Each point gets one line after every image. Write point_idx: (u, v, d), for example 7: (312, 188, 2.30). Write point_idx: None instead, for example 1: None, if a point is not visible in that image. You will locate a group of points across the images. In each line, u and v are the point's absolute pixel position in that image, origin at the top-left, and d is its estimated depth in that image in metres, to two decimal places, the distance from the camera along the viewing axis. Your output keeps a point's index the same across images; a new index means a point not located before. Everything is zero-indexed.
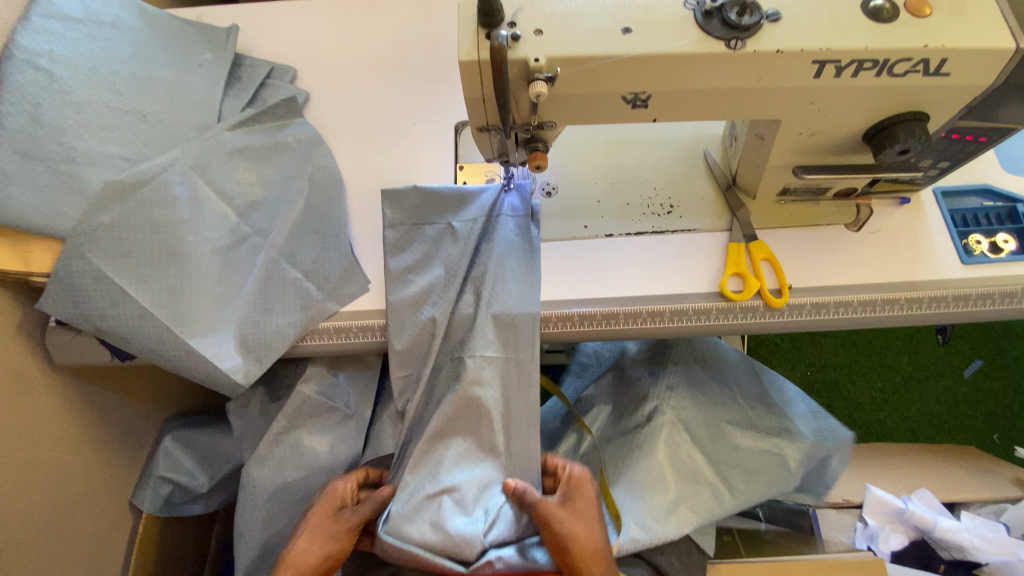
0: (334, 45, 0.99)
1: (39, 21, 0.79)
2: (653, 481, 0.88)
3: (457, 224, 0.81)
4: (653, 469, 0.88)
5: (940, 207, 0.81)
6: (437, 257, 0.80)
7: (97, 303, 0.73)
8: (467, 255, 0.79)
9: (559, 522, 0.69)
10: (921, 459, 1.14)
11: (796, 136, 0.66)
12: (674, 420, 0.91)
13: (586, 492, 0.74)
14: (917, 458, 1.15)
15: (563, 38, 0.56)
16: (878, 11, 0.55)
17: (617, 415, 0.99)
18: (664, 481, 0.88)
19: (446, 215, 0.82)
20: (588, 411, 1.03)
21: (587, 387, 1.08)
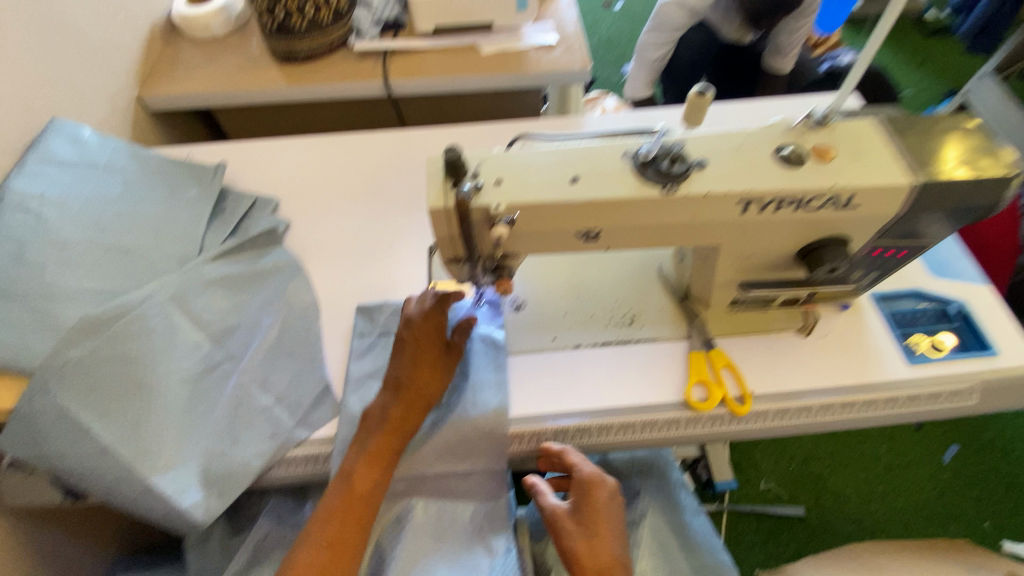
0: (316, 177, 1.07)
1: (35, 167, 0.84)
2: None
3: None
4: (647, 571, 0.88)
5: (879, 310, 0.88)
6: None
7: (57, 442, 0.71)
8: None
9: (564, 538, 0.76)
10: (913, 558, 1.11)
11: (736, 258, 0.74)
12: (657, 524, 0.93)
13: (596, 499, 0.77)
14: (909, 558, 1.12)
15: (519, 187, 0.63)
16: (790, 157, 0.63)
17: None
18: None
19: None
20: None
21: None
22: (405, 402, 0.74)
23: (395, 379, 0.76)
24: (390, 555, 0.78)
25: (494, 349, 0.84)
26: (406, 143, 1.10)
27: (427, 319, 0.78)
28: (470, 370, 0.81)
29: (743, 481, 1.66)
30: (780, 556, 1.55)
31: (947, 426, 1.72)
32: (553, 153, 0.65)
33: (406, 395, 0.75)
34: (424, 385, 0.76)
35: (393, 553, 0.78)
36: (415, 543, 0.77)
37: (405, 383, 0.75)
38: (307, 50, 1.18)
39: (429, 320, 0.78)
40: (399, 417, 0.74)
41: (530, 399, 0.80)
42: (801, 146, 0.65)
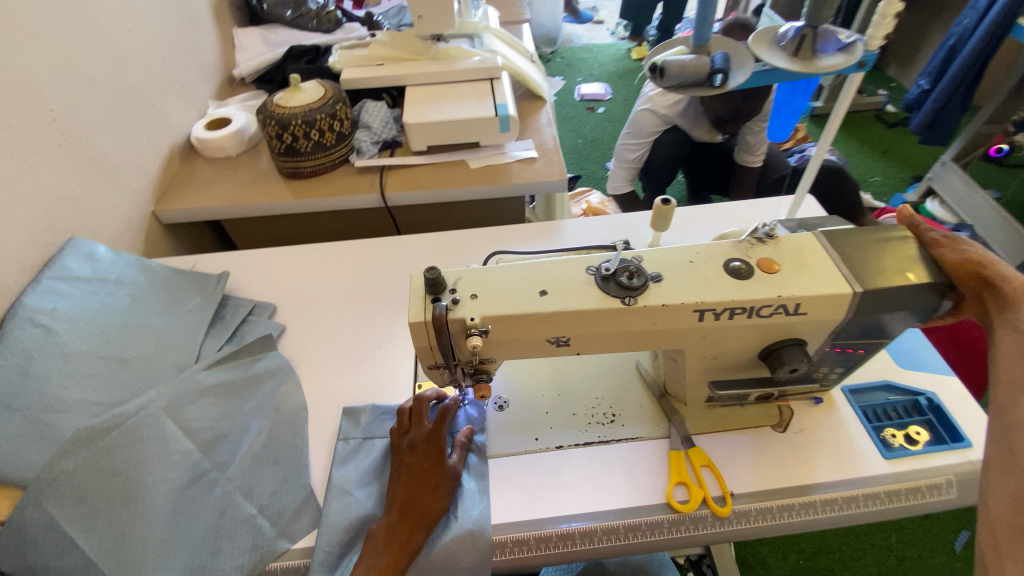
0: (312, 282, 1.14)
1: (50, 283, 0.91)
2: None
3: None
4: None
5: (851, 404, 0.90)
6: (383, 470, 0.85)
7: (41, 557, 0.70)
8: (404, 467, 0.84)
9: None
10: None
11: (703, 359, 0.78)
12: None
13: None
14: None
15: (493, 301, 0.69)
16: (738, 270, 0.70)
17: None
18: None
19: None
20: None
21: None
22: (411, 517, 0.75)
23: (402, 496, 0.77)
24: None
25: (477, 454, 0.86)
26: (397, 249, 1.18)
27: (428, 435, 0.82)
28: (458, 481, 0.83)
29: None
30: None
31: (957, 514, 1.66)
32: (524, 270, 0.72)
33: (411, 509, 0.76)
34: (423, 501, 0.77)
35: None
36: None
37: (413, 502, 0.77)
38: (311, 167, 1.31)
39: (425, 437, 0.82)
40: (402, 532, 0.74)
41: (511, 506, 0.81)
42: (748, 260, 0.72)
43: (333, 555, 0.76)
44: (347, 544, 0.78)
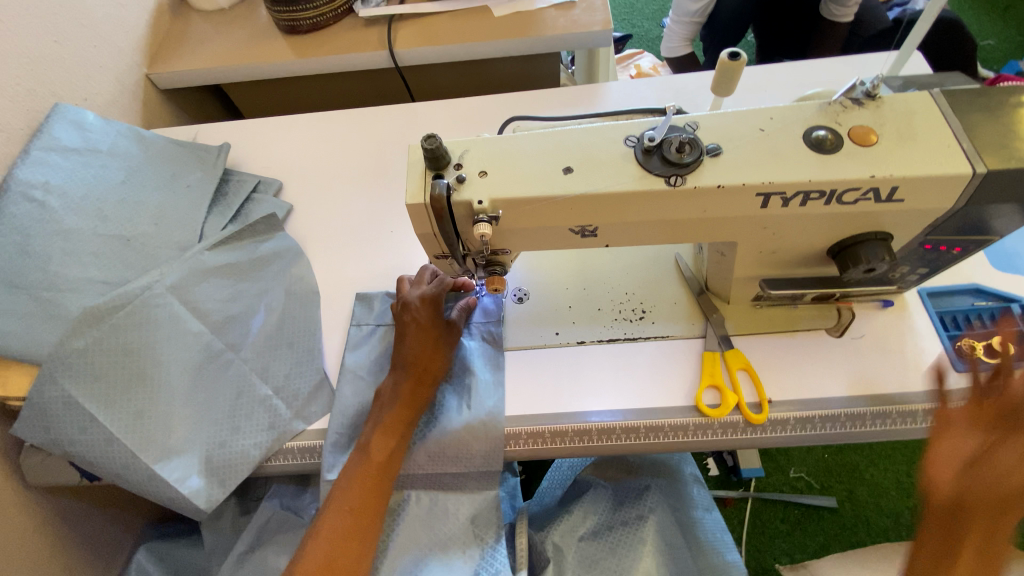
0: (319, 157, 1.04)
1: (39, 153, 0.85)
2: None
3: None
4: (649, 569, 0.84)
5: (927, 310, 0.77)
6: None
7: (66, 430, 0.73)
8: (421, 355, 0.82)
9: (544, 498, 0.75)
10: None
11: (758, 254, 0.65)
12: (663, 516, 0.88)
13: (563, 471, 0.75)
14: None
15: (506, 179, 0.57)
16: (822, 141, 0.54)
17: (618, 502, 0.92)
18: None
19: None
20: (583, 494, 0.95)
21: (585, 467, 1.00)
22: (422, 378, 0.75)
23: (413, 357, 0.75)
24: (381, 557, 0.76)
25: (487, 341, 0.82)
26: (410, 119, 1.04)
27: (431, 299, 0.77)
28: (473, 369, 0.79)
29: (771, 470, 1.59)
30: (808, 547, 1.49)
31: None
32: (547, 140, 0.59)
33: (422, 370, 0.75)
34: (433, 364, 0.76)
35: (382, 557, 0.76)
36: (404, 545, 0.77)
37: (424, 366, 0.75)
38: (310, 19, 1.12)
39: (432, 303, 0.77)
40: (415, 392, 0.74)
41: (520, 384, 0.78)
42: (837, 128, 0.55)
43: (344, 436, 0.77)
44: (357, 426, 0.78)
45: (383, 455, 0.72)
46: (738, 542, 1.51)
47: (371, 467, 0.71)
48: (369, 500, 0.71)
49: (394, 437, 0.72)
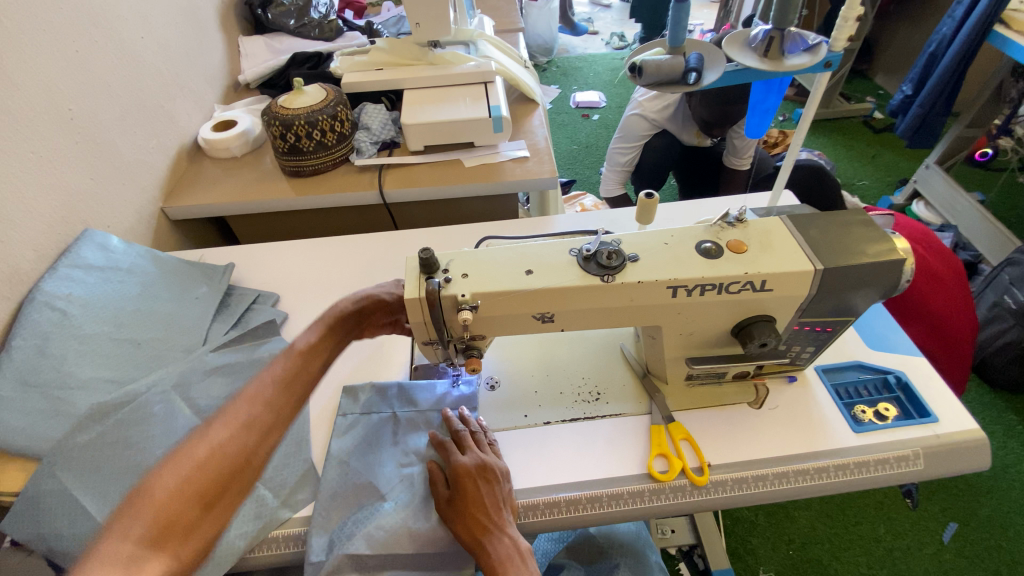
0: (313, 273, 1.20)
1: (65, 270, 0.97)
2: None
3: (401, 412, 0.93)
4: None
5: (824, 382, 0.95)
6: (378, 444, 0.89)
7: (52, 524, 0.74)
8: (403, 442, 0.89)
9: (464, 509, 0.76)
10: None
11: (680, 337, 0.83)
12: None
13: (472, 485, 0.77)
14: None
15: (482, 279, 0.74)
16: (709, 250, 0.76)
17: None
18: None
19: (392, 404, 0.94)
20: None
21: (560, 552, 1.05)
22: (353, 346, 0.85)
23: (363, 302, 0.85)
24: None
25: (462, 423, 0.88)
26: (396, 241, 1.23)
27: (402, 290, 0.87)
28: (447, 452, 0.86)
29: (741, 570, 1.61)
30: None
31: (942, 503, 1.70)
32: (512, 251, 0.78)
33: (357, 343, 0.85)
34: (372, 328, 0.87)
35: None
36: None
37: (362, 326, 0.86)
38: (313, 166, 1.37)
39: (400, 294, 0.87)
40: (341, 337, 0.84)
41: (477, 462, 0.80)
42: (718, 241, 0.77)
43: (331, 519, 0.82)
44: (339, 510, 0.82)
45: (311, 348, 0.79)
46: None
47: (276, 383, 0.76)
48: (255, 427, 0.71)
49: (307, 358, 0.79)
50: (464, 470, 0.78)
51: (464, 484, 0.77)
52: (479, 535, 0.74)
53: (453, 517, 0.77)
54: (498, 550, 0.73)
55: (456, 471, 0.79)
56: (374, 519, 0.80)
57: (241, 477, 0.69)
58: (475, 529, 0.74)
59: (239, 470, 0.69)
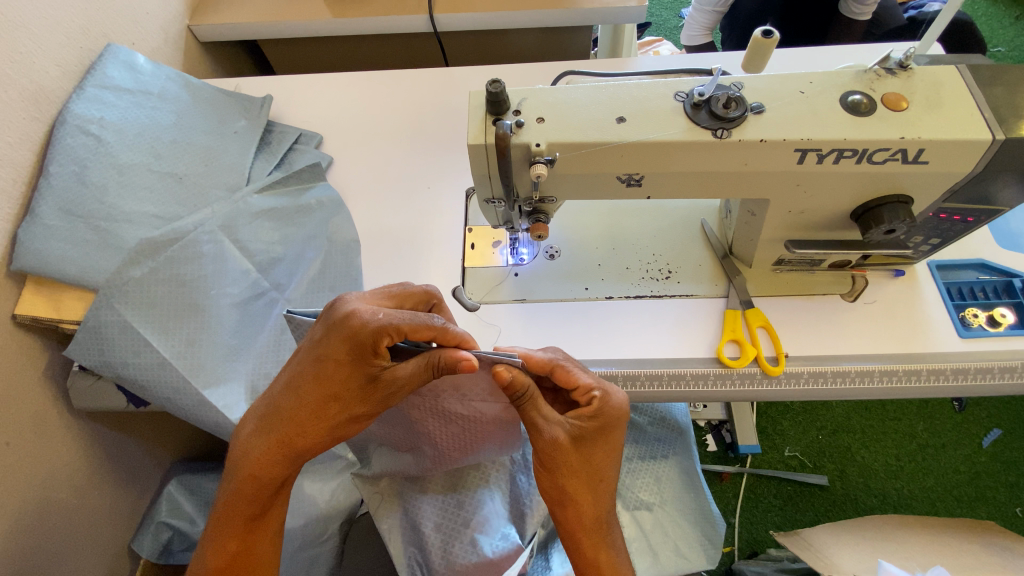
0: (358, 113, 1.07)
1: (93, 90, 0.88)
2: (679, 522, 0.93)
3: None
4: (674, 496, 0.95)
5: (936, 281, 0.83)
6: None
7: (120, 352, 0.77)
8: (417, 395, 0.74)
9: (568, 480, 0.66)
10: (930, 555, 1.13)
11: (786, 214, 0.70)
12: (688, 461, 0.97)
13: (574, 458, 0.65)
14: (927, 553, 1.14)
15: (563, 126, 0.61)
16: (857, 105, 0.59)
17: (655, 439, 0.99)
18: (682, 523, 0.93)
19: None
20: None
21: None
22: (321, 413, 0.65)
23: (355, 316, 0.61)
24: (423, 518, 0.84)
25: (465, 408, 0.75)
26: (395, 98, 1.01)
27: (357, 344, 0.60)
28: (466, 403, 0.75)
29: (767, 448, 1.64)
30: (798, 521, 1.55)
31: (993, 409, 1.65)
32: (601, 92, 0.63)
33: (322, 406, 0.65)
34: (345, 397, 0.64)
35: (426, 518, 0.84)
36: (442, 498, 0.86)
37: (354, 354, 0.61)
38: None
39: (350, 344, 0.61)
40: (329, 407, 0.65)
41: (591, 429, 0.65)
42: (871, 94, 0.60)
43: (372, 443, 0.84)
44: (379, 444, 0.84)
45: (290, 439, 0.66)
46: (731, 513, 1.58)
47: (271, 442, 0.66)
48: (243, 541, 0.69)
49: (276, 441, 0.66)
50: (596, 445, 0.66)
51: (564, 460, 0.65)
52: (605, 540, 0.69)
53: (588, 506, 0.68)
54: (621, 567, 0.70)
55: (591, 438, 0.65)
56: (394, 463, 0.85)
57: (252, 540, 0.70)
58: (606, 532, 0.69)
59: (264, 504, 0.69)
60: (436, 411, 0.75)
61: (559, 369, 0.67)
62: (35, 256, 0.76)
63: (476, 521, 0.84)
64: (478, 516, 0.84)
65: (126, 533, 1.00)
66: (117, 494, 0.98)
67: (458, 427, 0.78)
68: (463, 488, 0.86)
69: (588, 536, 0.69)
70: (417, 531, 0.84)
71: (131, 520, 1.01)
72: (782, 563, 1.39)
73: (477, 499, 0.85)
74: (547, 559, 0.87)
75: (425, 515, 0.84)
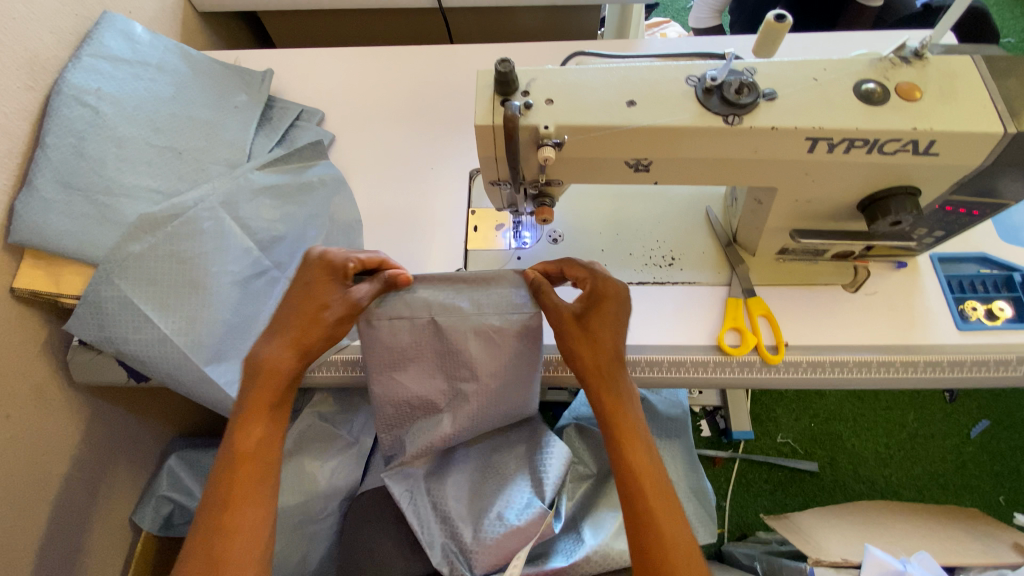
0: (360, 90, 1.05)
1: (89, 60, 0.85)
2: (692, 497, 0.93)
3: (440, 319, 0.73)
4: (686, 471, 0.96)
5: (937, 273, 0.83)
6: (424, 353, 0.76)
7: (121, 328, 0.77)
8: (448, 347, 0.75)
9: (578, 349, 0.70)
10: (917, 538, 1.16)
11: (793, 203, 0.70)
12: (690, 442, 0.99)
13: (590, 329, 0.70)
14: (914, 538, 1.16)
15: (572, 107, 0.60)
16: (870, 94, 0.58)
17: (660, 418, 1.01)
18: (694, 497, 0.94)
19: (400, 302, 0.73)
20: None
21: None
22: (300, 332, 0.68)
23: (323, 250, 0.72)
24: (452, 504, 0.85)
25: (511, 334, 0.74)
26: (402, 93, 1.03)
27: (323, 268, 0.70)
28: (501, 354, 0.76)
29: (760, 434, 1.67)
30: (787, 506, 1.59)
31: (982, 400, 1.67)
32: (612, 74, 0.62)
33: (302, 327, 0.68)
34: (307, 317, 0.68)
35: (454, 501, 0.85)
36: (469, 481, 0.88)
37: (311, 278, 0.70)
38: None
39: (325, 266, 0.70)
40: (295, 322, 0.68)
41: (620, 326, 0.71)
42: (885, 83, 0.59)
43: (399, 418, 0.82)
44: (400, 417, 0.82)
45: (274, 364, 0.67)
46: (722, 496, 1.61)
47: (255, 367, 0.67)
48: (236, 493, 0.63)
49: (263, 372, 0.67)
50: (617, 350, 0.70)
51: (571, 331, 0.70)
52: (632, 424, 0.67)
53: (598, 383, 0.69)
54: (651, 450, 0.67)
55: (615, 342, 0.70)
56: (432, 430, 0.81)
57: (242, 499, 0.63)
58: (624, 406, 0.68)
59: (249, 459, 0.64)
60: (460, 363, 0.76)
61: (595, 268, 0.73)
62: (33, 229, 0.75)
63: (500, 501, 0.85)
64: (504, 496, 0.85)
65: (127, 506, 1.01)
66: (118, 469, 0.98)
67: (503, 355, 0.76)
68: (489, 472, 0.89)
69: (625, 460, 0.66)
70: (449, 520, 0.84)
71: (132, 493, 1.02)
72: (770, 545, 1.42)
73: (500, 479, 0.88)
74: (579, 534, 0.89)
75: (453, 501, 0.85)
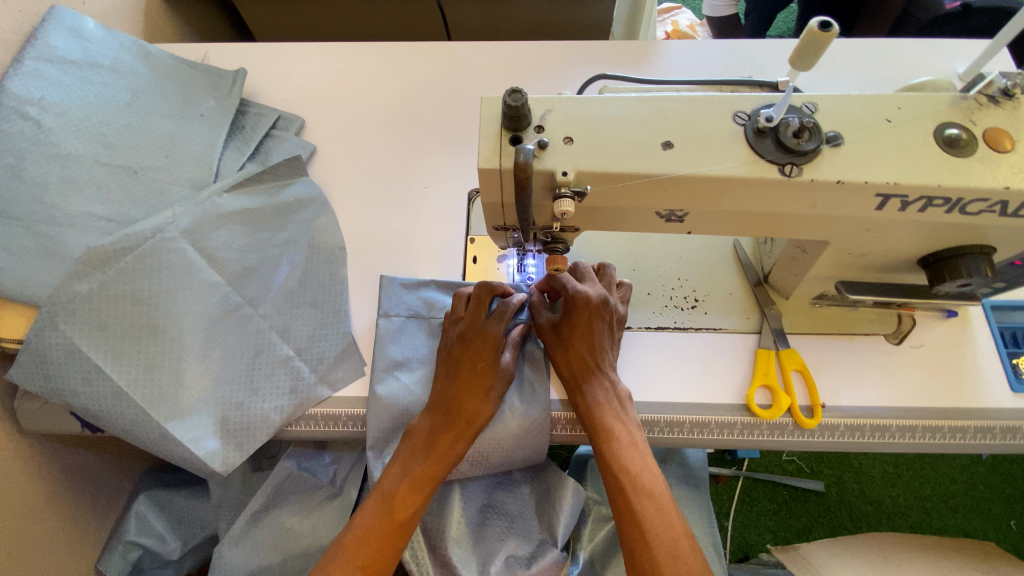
0: (345, 93, 0.93)
1: (32, 63, 0.75)
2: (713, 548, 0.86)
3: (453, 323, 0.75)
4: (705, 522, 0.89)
5: (989, 324, 0.74)
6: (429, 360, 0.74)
7: (68, 378, 0.67)
8: None
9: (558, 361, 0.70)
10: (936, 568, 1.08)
11: (844, 256, 0.60)
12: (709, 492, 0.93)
13: (572, 341, 0.69)
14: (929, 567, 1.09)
15: (595, 147, 0.50)
16: (955, 141, 0.49)
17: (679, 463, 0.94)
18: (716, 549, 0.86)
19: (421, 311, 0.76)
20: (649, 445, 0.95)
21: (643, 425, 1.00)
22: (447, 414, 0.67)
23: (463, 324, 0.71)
24: (455, 548, 0.75)
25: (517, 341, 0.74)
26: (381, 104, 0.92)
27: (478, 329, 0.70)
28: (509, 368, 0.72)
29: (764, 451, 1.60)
30: (790, 527, 1.53)
31: None
32: (644, 106, 0.51)
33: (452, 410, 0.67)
34: (468, 402, 0.67)
35: (457, 544, 0.75)
36: (475, 520, 0.78)
37: (474, 340, 0.70)
38: None
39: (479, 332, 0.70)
40: (471, 403, 0.67)
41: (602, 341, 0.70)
42: (971, 128, 0.49)
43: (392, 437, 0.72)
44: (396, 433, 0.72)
45: (417, 443, 0.67)
46: (724, 515, 1.54)
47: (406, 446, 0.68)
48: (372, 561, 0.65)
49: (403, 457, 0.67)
50: (597, 379, 0.68)
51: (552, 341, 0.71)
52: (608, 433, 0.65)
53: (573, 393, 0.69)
54: (629, 459, 0.65)
55: (594, 371, 0.68)
56: None
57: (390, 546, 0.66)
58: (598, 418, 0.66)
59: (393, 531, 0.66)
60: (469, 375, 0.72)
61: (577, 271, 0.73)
62: None
63: (508, 546, 0.77)
64: (513, 539, 0.77)
65: (92, 552, 0.93)
66: (79, 514, 0.90)
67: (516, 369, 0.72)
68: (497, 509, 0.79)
69: (621, 516, 0.65)
70: (450, 566, 0.74)
71: (97, 538, 0.94)
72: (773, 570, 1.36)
73: (508, 519, 0.79)
74: None
75: (456, 545, 0.75)
